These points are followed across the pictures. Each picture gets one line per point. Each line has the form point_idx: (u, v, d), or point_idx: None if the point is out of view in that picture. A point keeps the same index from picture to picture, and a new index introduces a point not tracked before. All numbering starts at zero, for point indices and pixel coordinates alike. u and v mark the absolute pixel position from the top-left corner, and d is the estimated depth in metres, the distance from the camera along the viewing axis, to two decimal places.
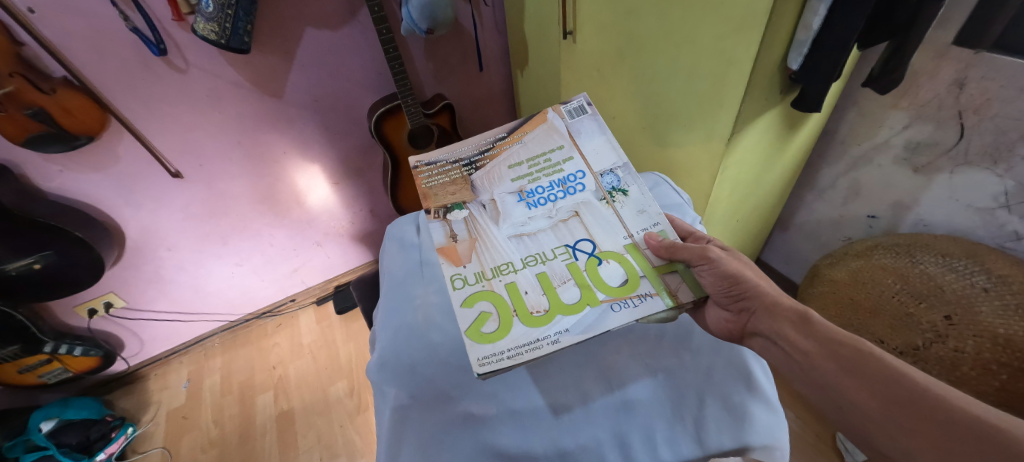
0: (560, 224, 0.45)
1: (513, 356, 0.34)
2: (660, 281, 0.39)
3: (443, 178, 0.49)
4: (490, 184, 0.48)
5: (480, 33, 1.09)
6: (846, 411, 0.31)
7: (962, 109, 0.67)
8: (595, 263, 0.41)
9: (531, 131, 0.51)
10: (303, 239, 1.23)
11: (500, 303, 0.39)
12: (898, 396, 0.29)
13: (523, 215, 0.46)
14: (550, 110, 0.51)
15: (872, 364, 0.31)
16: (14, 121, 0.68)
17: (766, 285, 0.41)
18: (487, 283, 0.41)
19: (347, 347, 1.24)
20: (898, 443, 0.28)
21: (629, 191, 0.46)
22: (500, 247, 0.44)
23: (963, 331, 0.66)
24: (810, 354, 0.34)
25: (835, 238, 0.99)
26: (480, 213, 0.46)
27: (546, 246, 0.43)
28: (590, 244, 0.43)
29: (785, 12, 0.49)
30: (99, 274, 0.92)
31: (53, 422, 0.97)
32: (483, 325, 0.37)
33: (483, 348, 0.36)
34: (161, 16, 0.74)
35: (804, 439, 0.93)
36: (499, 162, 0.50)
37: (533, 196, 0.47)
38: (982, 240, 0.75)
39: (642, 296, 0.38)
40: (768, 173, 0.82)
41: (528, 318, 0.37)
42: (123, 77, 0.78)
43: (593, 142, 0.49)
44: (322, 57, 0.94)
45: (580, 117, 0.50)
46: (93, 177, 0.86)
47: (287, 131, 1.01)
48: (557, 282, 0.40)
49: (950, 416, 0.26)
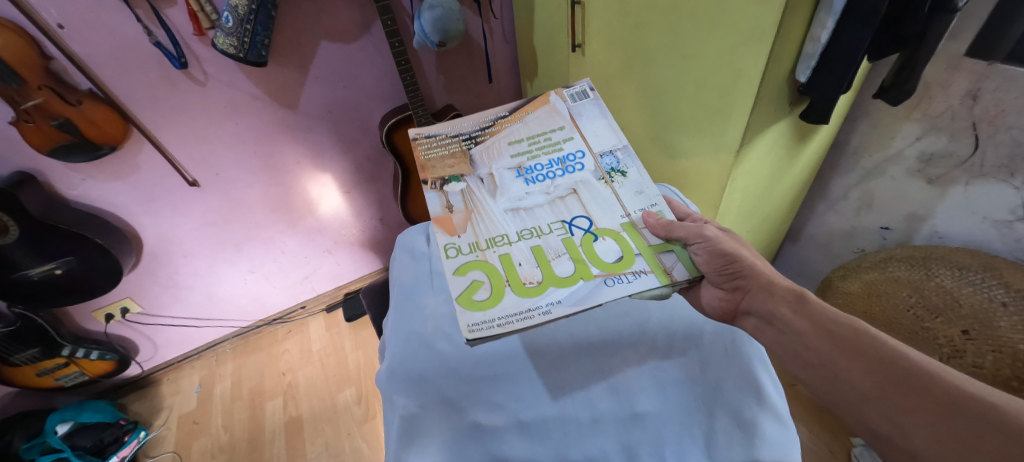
0: (557, 201, 0.45)
1: (503, 324, 0.34)
2: (655, 259, 0.38)
3: (442, 151, 0.49)
4: (489, 159, 0.48)
5: (489, 44, 1.10)
6: (842, 391, 0.31)
7: (977, 120, 0.66)
8: (591, 239, 0.41)
9: (533, 111, 0.51)
10: (313, 247, 1.24)
11: (493, 273, 0.39)
12: (895, 377, 0.29)
13: (520, 190, 0.46)
14: (553, 93, 0.52)
15: (870, 345, 0.31)
16: (41, 131, 0.72)
17: (762, 266, 0.41)
18: (481, 253, 0.41)
19: (357, 354, 1.25)
20: (893, 422, 0.28)
21: (628, 173, 0.46)
22: (496, 220, 0.43)
23: (982, 346, 0.64)
24: (806, 336, 0.35)
25: (847, 249, 0.97)
26: (477, 186, 0.46)
27: (542, 221, 0.43)
28: (586, 221, 0.42)
29: (794, 25, 0.50)
30: (118, 280, 0.94)
31: (68, 425, 0.99)
32: (475, 293, 0.37)
33: (474, 315, 0.36)
34: (184, 31, 0.78)
35: (818, 455, 0.90)
36: (499, 138, 0.49)
37: (532, 172, 0.47)
38: (1000, 253, 0.73)
39: (636, 273, 0.37)
40: (780, 182, 0.81)
41: (520, 288, 0.37)
42: (143, 89, 0.81)
43: (594, 125, 0.49)
44: (337, 70, 0.96)
45: (582, 101, 0.51)
46: (113, 186, 0.88)
47: (301, 141, 1.03)
48: (552, 255, 0.40)
49: (944, 393, 0.27)
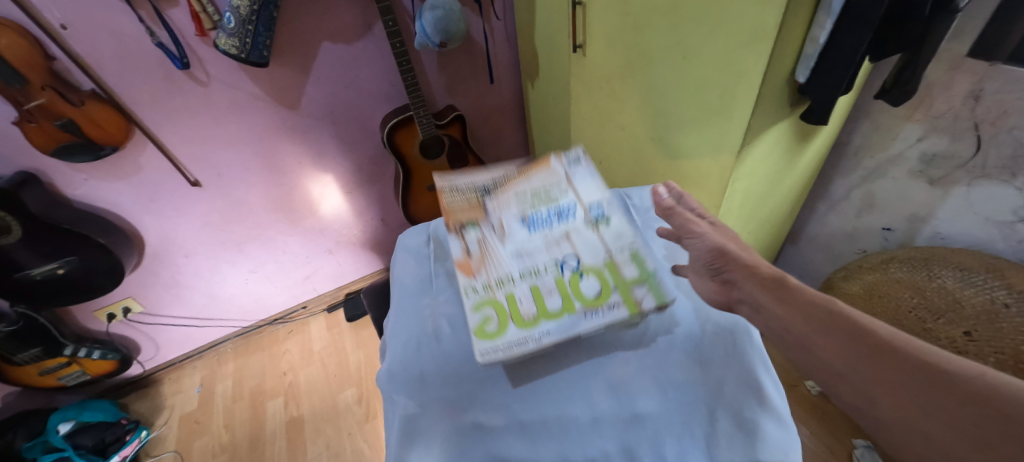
0: (555, 246, 0.46)
1: (506, 349, 0.37)
2: (629, 291, 0.41)
3: (461, 198, 0.52)
4: (498, 207, 0.50)
5: (491, 45, 1.10)
6: (815, 367, 0.31)
7: (979, 121, 0.66)
8: (578, 276, 0.43)
9: (534, 173, 0.53)
10: (314, 247, 1.24)
11: (500, 308, 0.41)
12: (864, 350, 0.29)
13: (524, 237, 0.47)
14: (555, 157, 0.54)
15: (843, 322, 0.31)
16: (44, 131, 0.72)
17: (749, 255, 0.42)
18: (490, 292, 0.43)
19: (358, 354, 1.25)
20: (861, 394, 0.28)
21: (612, 220, 0.48)
22: (504, 263, 0.45)
23: (984, 347, 0.64)
24: (782, 317, 0.34)
25: (849, 250, 0.97)
26: (489, 232, 0.48)
27: (541, 263, 0.45)
28: (576, 260, 0.44)
29: (795, 25, 0.50)
30: (120, 279, 0.95)
31: (70, 424, 0.99)
32: (487, 324, 0.40)
33: (485, 344, 0.39)
34: (185, 31, 0.78)
35: (820, 456, 0.90)
36: (508, 191, 0.51)
37: (535, 222, 0.48)
38: (1003, 254, 0.73)
39: (611, 305, 0.40)
40: (781, 182, 0.81)
41: (521, 322, 0.40)
42: (146, 89, 0.81)
43: (588, 184, 0.51)
44: (338, 70, 0.96)
45: (579, 164, 0.53)
46: (115, 185, 0.88)
47: (302, 141, 1.03)
48: (546, 292, 0.42)
49: (914, 365, 0.27)
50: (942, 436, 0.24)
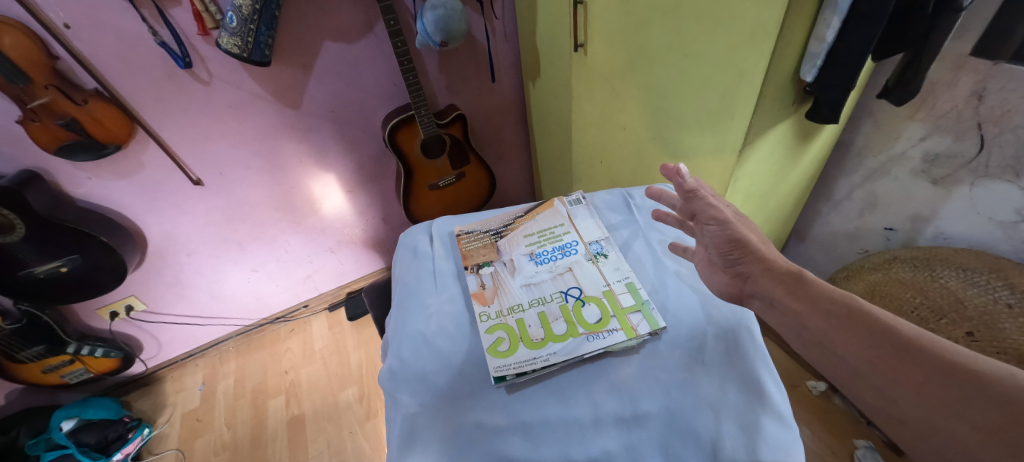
0: (558, 276, 0.54)
1: (517, 368, 0.43)
2: (625, 318, 0.47)
3: (477, 243, 0.60)
4: (510, 248, 0.59)
5: (492, 44, 1.10)
6: (837, 367, 0.32)
7: (982, 120, 0.66)
8: (581, 305, 0.50)
9: (540, 213, 0.64)
10: (316, 246, 1.25)
11: (511, 332, 0.48)
12: (887, 349, 0.29)
13: (531, 269, 0.55)
14: (556, 201, 0.66)
15: (863, 320, 0.31)
16: (47, 130, 0.73)
17: (768, 249, 0.41)
18: (503, 318, 0.50)
19: (359, 353, 1.26)
20: (883, 393, 0.29)
21: (609, 255, 0.56)
22: (513, 292, 0.53)
23: (987, 347, 0.64)
24: (802, 315, 0.35)
25: (851, 250, 0.97)
26: (502, 269, 0.56)
27: (547, 292, 0.53)
28: (578, 290, 0.52)
29: (797, 24, 0.50)
30: (123, 278, 0.95)
31: (72, 422, 0.99)
32: (499, 346, 0.46)
33: (498, 363, 0.44)
34: (188, 31, 0.78)
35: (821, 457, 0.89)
36: (517, 233, 0.61)
37: (541, 256, 0.57)
38: (1006, 254, 0.72)
39: (610, 331, 0.46)
40: (783, 182, 0.81)
41: (530, 344, 0.46)
42: (148, 88, 0.81)
43: (586, 222, 0.61)
44: (340, 69, 0.97)
45: (576, 206, 0.64)
46: (118, 184, 0.89)
47: (304, 140, 1.04)
48: (552, 318, 0.49)
49: (937, 363, 0.27)
50: (965, 434, 0.25)
